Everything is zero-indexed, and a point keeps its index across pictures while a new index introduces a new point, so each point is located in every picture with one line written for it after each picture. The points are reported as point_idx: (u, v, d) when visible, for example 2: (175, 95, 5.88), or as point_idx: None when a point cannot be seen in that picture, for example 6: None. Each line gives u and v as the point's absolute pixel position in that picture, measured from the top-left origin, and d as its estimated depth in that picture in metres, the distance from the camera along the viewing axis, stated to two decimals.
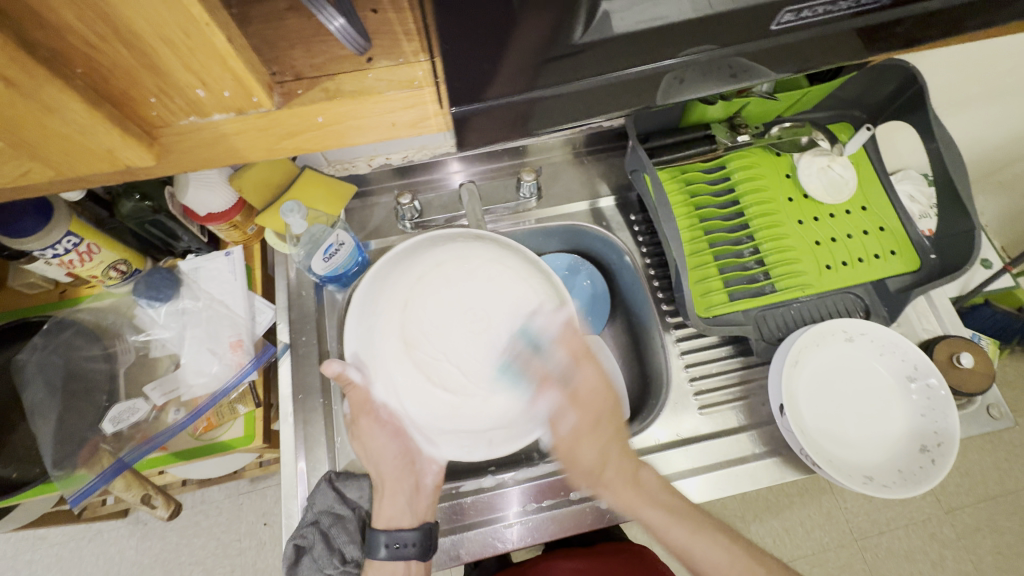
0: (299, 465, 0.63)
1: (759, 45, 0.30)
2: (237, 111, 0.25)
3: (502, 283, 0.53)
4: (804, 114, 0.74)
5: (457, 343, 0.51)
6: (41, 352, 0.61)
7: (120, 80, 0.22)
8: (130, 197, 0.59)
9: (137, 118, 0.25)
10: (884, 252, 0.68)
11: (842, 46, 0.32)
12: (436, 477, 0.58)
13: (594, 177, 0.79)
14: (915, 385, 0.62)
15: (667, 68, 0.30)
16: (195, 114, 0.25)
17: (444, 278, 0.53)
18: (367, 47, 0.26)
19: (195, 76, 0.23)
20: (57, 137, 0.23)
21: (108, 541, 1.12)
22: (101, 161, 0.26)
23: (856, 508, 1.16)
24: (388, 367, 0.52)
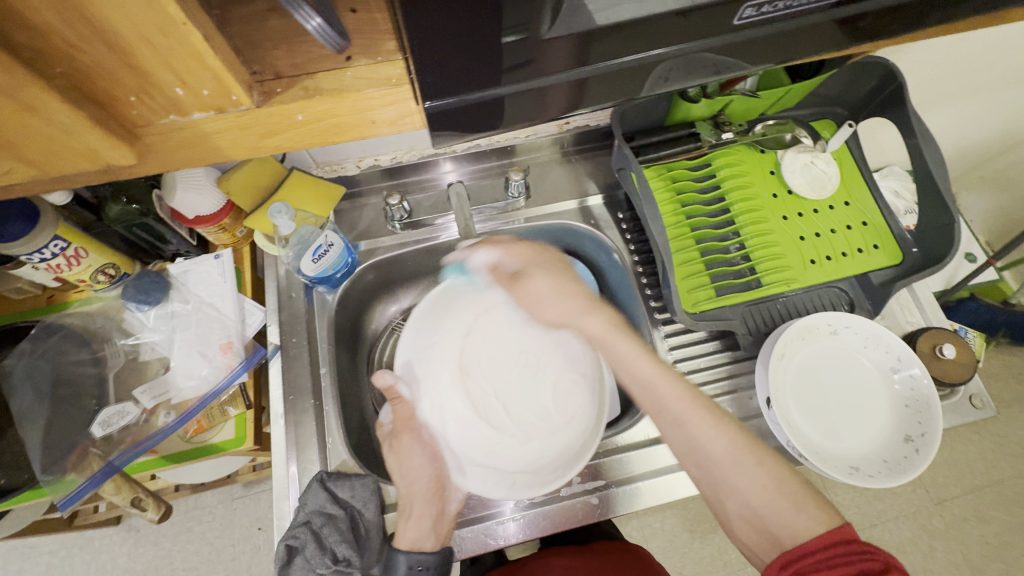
0: (291, 468, 0.63)
1: (729, 40, 0.31)
2: (217, 110, 0.26)
3: (552, 347, 0.67)
4: (787, 112, 0.76)
5: (506, 383, 0.68)
6: (29, 358, 0.59)
7: (100, 80, 0.23)
8: (117, 201, 0.59)
9: (117, 118, 0.25)
10: (868, 246, 0.69)
11: (815, 40, 0.33)
12: (459, 505, 0.61)
13: (581, 176, 0.80)
14: (898, 376, 0.63)
15: (653, 59, 0.30)
16: (176, 113, 0.26)
17: (502, 328, 0.69)
18: (345, 45, 0.26)
19: (175, 75, 0.23)
20: (38, 137, 0.24)
21: (100, 549, 1.11)
22: (83, 160, 0.26)
23: (847, 501, 1.17)
24: (439, 388, 0.66)
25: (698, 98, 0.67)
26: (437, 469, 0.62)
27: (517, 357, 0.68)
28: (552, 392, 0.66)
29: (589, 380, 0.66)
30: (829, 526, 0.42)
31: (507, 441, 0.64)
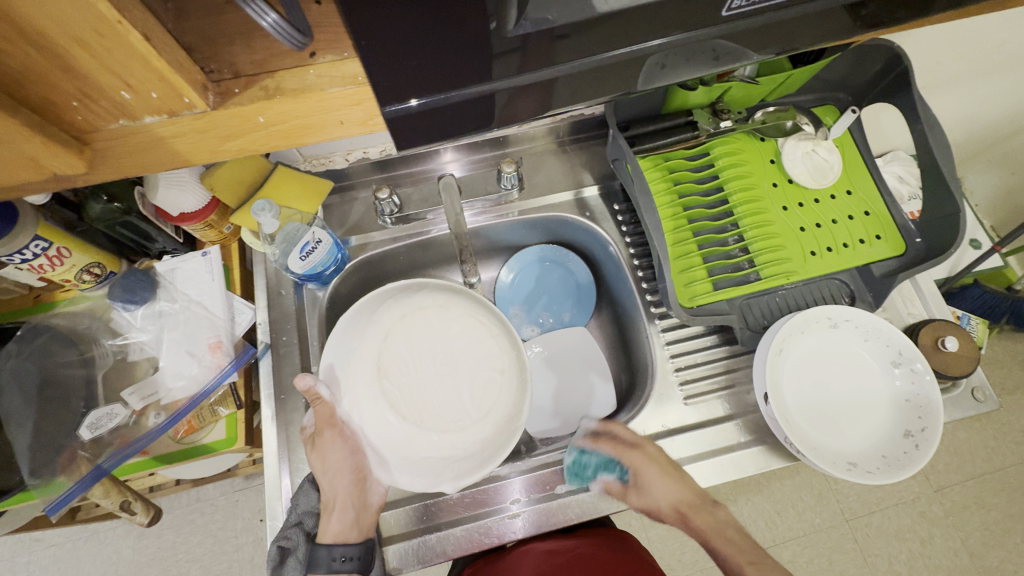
0: (284, 479, 0.62)
1: (722, 30, 0.29)
2: (169, 113, 0.24)
3: (469, 343, 0.62)
4: (788, 97, 0.73)
5: (427, 386, 0.60)
6: (16, 359, 0.60)
7: (31, 84, 0.21)
8: (98, 200, 0.57)
9: (61, 123, 0.24)
10: (869, 236, 0.68)
11: (816, 27, 0.31)
12: (381, 497, 0.58)
13: (576, 167, 0.78)
14: (899, 369, 0.62)
15: (651, 50, 0.29)
16: (125, 117, 0.24)
17: (422, 329, 0.62)
18: (308, 43, 0.25)
19: (118, 77, 0.21)
20: None
21: (104, 541, 1.12)
22: (25, 169, 0.25)
23: (846, 489, 1.17)
24: (358, 389, 0.59)
25: (696, 86, 0.64)
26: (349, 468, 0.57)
27: (437, 350, 0.62)
28: (468, 387, 0.60)
29: (511, 371, 0.60)
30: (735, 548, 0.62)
31: (430, 434, 0.58)
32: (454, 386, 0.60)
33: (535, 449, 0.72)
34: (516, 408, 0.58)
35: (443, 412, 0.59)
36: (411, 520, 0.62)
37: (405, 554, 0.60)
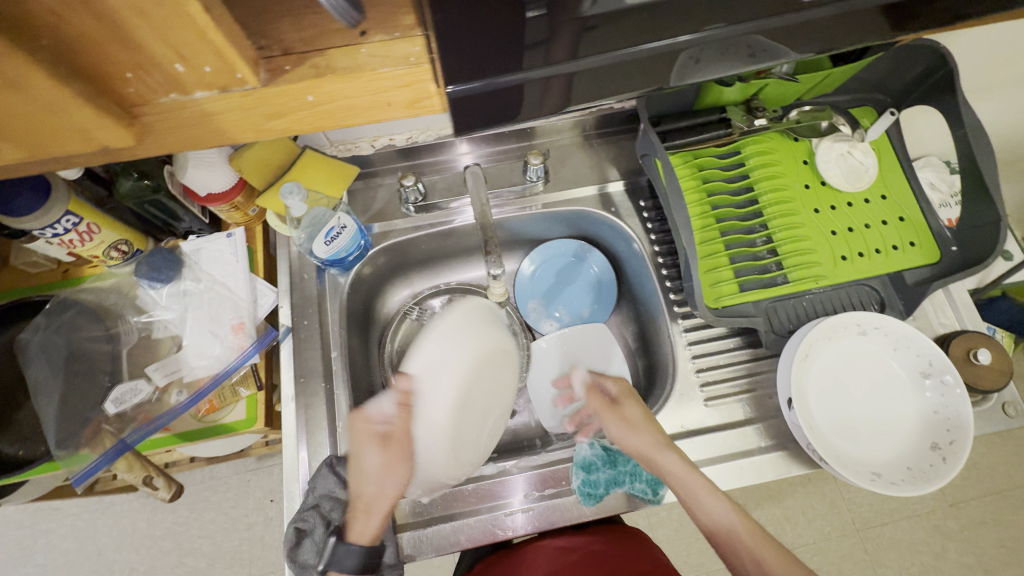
0: (301, 452, 0.62)
1: (778, 21, 0.28)
2: (220, 88, 0.24)
3: (506, 389, 0.64)
4: (825, 97, 0.71)
5: (473, 415, 0.59)
6: (44, 332, 0.61)
7: (87, 54, 0.21)
8: (128, 175, 0.58)
9: (113, 97, 0.23)
10: (904, 243, 0.66)
11: (872, 21, 0.30)
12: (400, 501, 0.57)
13: (603, 161, 0.77)
14: (929, 381, 0.60)
15: (681, 46, 0.28)
16: (176, 92, 0.24)
17: (493, 360, 0.60)
18: (359, 21, 0.24)
19: (173, 50, 0.21)
20: (19, 116, 0.22)
21: (120, 513, 1.15)
22: (72, 139, 0.24)
23: (858, 499, 1.15)
24: (432, 404, 0.54)
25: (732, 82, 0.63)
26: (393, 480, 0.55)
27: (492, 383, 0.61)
28: (490, 426, 0.62)
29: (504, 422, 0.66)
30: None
31: (456, 466, 0.58)
32: (483, 421, 0.61)
33: (550, 444, 0.73)
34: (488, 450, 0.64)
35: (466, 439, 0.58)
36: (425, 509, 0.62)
37: (419, 542, 0.60)
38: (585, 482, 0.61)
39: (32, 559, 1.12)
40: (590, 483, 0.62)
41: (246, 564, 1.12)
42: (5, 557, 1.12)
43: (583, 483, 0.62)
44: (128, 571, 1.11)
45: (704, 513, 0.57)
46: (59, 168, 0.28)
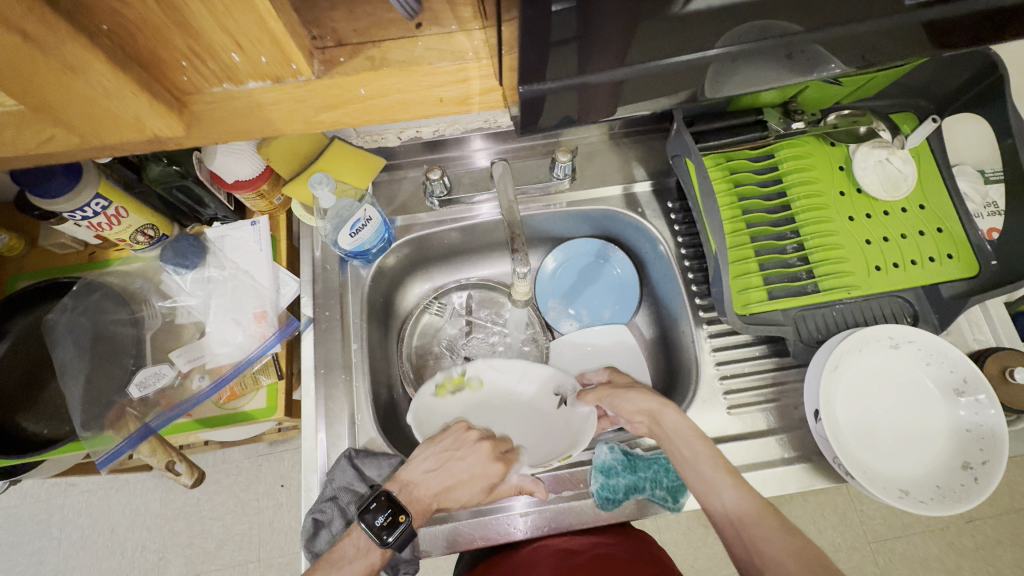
0: (320, 434, 0.63)
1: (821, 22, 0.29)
2: (274, 79, 0.26)
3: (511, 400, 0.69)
4: (865, 102, 0.69)
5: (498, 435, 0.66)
6: (70, 314, 0.61)
7: (147, 40, 0.23)
8: (158, 161, 0.59)
9: (166, 84, 0.26)
10: (940, 255, 0.63)
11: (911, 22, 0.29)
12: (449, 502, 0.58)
13: (630, 160, 0.76)
14: (963, 399, 0.58)
15: (709, 58, 0.29)
16: (228, 81, 0.26)
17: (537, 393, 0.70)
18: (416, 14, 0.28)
19: (230, 38, 0.23)
20: (78, 101, 0.24)
21: (134, 492, 1.16)
22: (128, 127, 0.27)
23: (872, 511, 1.14)
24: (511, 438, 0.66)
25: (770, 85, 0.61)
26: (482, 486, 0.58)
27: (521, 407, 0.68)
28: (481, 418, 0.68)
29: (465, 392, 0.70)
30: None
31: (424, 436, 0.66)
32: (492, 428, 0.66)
33: None
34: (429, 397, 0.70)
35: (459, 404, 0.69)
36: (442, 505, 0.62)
37: (435, 538, 0.60)
38: (602, 487, 0.61)
39: (48, 532, 1.14)
40: (609, 489, 0.61)
41: (255, 547, 1.14)
42: (23, 530, 1.14)
43: (601, 488, 0.61)
44: (141, 549, 1.13)
45: (712, 494, 0.53)
46: (106, 151, 0.29)
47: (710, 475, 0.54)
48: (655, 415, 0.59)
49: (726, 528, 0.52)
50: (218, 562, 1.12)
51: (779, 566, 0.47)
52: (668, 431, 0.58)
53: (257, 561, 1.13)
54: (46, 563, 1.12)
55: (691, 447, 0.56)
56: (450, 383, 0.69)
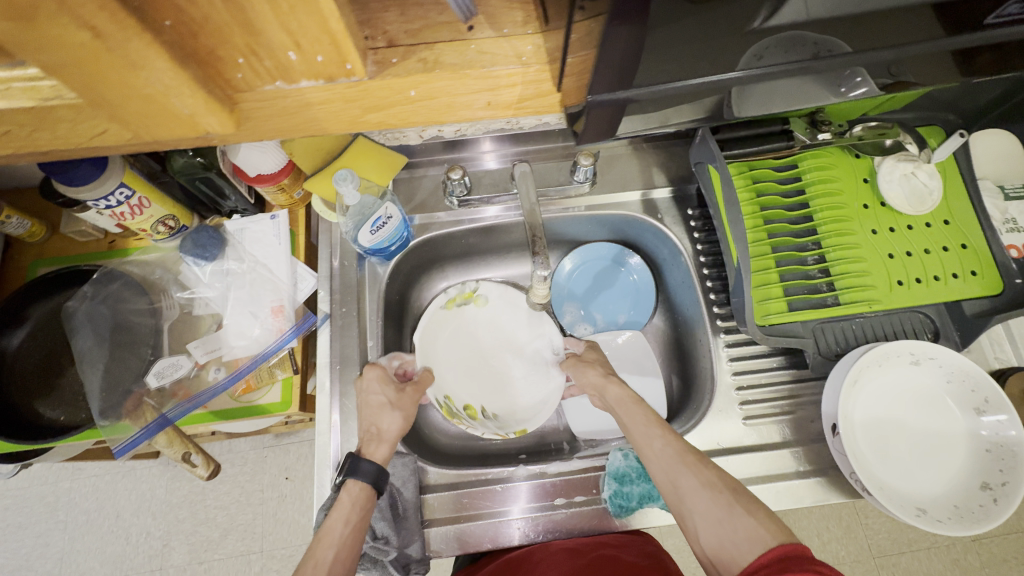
0: (333, 417, 0.63)
1: (846, 25, 0.31)
2: (326, 78, 0.28)
3: (497, 346, 0.70)
4: (892, 114, 0.68)
5: (473, 377, 0.68)
6: (91, 302, 0.62)
7: (208, 39, 0.24)
8: (182, 152, 0.58)
9: (221, 80, 0.27)
10: (964, 271, 0.62)
11: (938, 24, 0.32)
12: (398, 428, 0.58)
13: (650, 166, 0.75)
14: (984, 420, 0.57)
15: (729, 80, 0.33)
16: (282, 79, 0.28)
17: (515, 353, 0.69)
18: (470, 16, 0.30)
19: (291, 37, 0.25)
20: (136, 96, 0.25)
21: (140, 478, 1.17)
22: (183, 123, 0.28)
23: (876, 525, 1.13)
24: (485, 380, 0.68)
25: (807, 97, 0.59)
26: (404, 414, 0.59)
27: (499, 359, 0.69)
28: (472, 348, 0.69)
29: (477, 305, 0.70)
30: (784, 541, 0.42)
31: (429, 341, 0.67)
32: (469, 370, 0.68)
33: (578, 450, 0.71)
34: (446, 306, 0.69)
35: (464, 317, 0.70)
36: (452, 505, 0.62)
37: (446, 538, 0.60)
38: (611, 494, 0.61)
39: (55, 515, 1.15)
40: (621, 496, 0.61)
41: (259, 537, 1.14)
42: (29, 512, 1.15)
43: (612, 496, 0.60)
44: (145, 535, 1.14)
45: (650, 459, 0.54)
46: (153, 140, 0.30)
47: (648, 440, 0.55)
48: (600, 389, 0.62)
49: (668, 495, 0.51)
50: (221, 551, 1.13)
51: (711, 532, 0.46)
52: (611, 402, 0.61)
53: (260, 552, 1.13)
54: (52, 545, 1.13)
55: (629, 413, 0.58)
56: (459, 299, 0.69)
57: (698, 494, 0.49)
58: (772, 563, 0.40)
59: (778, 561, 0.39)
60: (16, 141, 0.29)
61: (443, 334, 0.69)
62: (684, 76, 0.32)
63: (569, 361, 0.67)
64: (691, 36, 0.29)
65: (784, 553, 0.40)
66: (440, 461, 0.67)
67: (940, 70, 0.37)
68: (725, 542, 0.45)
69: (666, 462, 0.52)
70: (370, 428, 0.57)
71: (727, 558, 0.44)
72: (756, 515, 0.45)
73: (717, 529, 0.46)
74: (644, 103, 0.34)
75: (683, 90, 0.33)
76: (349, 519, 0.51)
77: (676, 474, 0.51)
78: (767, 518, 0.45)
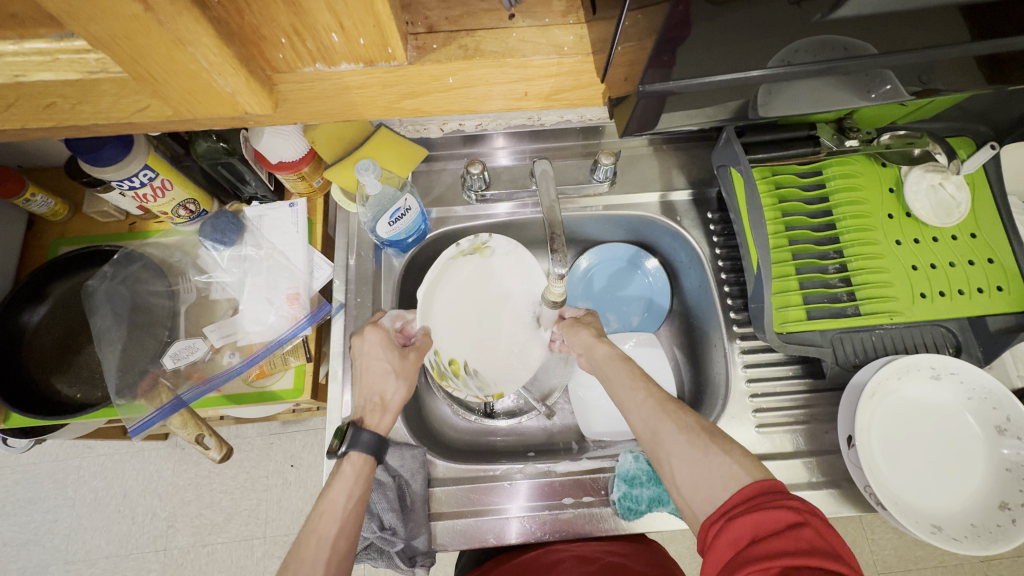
0: (345, 398, 0.63)
1: (887, 32, 0.30)
2: (366, 62, 0.29)
3: (495, 305, 0.65)
4: (921, 124, 0.66)
5: (466, 334, 0.64)
6: (110, 282, 0.63)
7: (254, 16, 0.25)
8: (206, 137, 0.59)
9: (263, 61, 0.28)
10: (990, 286, 0.61)
11: (982, 30, 0.31)
12: (401, 398, 0.59)
13: (670, 168, 0.74)
14: (1005, 439, 0.56)
15: (752, 78, 0.33)
16: (322, 62, 0.28)
17: (510, 317, 0.66)
18: (513, 7, 0.31)
19: (335, 18, 0.25)
20: (179, 73, 0.26)
21: (148, 459, 1.18)
22: (222, 102, 0.29)
23: (883, 541, 1.11)
24: (477, 338, 0.64)
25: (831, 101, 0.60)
26: (408, 382, 0.59)
27: (494, 317, 0.65)
28: (470, 303, 0.64)
29: (483, 257, 0.66)
30: (757, 477, 0.42)
31: (430, 292, 0.63)
32: (464, 326, 0.64)
33: (586, 451, 0.71)
34: (452, 256, 0.65)
35: (466, 267, 0.66)
36: (459, 500, 0.62)
37: (452, 532, 0.60)
38: (617, 496, 0.60)
39: (63, 492, 1.16)
40: (630, 500, 0.60)
41: (262, 523, 1.15)
42: (39, 487, 1.17)
43: (620, 498, 0.60)
44: (150, 516, 1.15)
45: (632, 412, 0.54)
46: (189, 117, 0.31)
47: (630, 391, 0.55)
48: (589, 348, 0.61)
49: (647, 444, 0.51)
50: (225, 534, 1.14)
51: (686, 474, 0.46)
52: (600, 362, 0.59)
53: (262, 537, 1.14)
54: (60, 521, 1.15)
55: (616, 370, 0.57)
56: (467, 250, 0.66)
57: (675, 439, 0.49)
58: (747, 500, 0.40)
59: (750, 499, 0.40)
60: (57, 115, 0.29)
61: (444, 286, 0.64)
62: (719, 72, 0.31)
63: (565, 322, 0.66)
64: (730, 36, 0.28)
65: (756, 489, 0.40)
66: (446, 455, 0.67)
67: (971, 76, 0.37)
68: (700, 481, 0.45)
69: (646, 412, 0.52)
70: (374, 397, 0.58)
71: (699, 496, 0.45)
72: (732, 455, 0.45)
73: (693, 470, 0.46)
74: (676, 98, 0.33)
75: (714, 86, 0.33)
76: (353, 492, 0.52)
77: (655, 422, 0.51)
78: (742, 456, 0.44)
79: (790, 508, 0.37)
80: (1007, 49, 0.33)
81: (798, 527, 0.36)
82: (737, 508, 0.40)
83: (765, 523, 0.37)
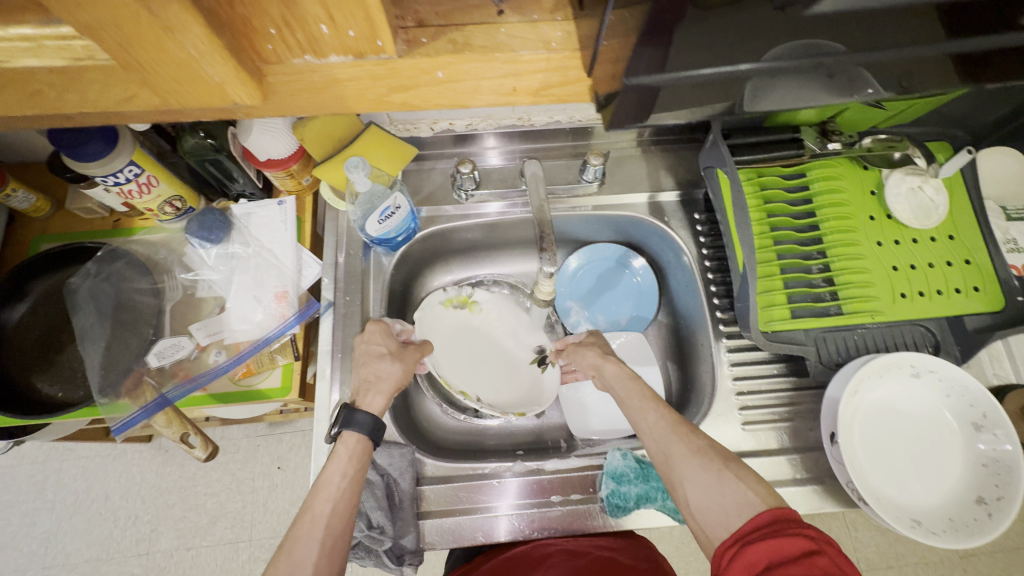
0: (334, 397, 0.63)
1: (869, 32, 0.31)
2: (356, 54, 0.29)
3: (489, 339, 0.72)
4: (901, 128, 0.68)
5: (469, 369, 0.69)
6: (94, 279, 0.62)
7: (244, 8, 0.25)
8: (193, 133, 0.58)
9: (252, 51, 0.28)
10: (966, 287, 0.62)
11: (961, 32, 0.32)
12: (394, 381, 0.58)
13: (658, 169, 0.75)
14: (982, 436, 0.58)
15: (741, 72, 0.33)
16: (311, 53, 0.29)
17: (506, 345, 0.71)
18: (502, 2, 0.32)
19: (326, 11, 0.25)
20: (168, 63, 0.26)
21: (131, 462, 1.16)
22: (212, 93, 0.29)
23: (866, 539, 1.13)
24: (478, 371, 0.70)
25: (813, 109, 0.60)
26: (403, 364, 0.59)
27: (490, 350, 0.71)
28: (467, 344, 0.71)
29: (470, 307, 0.72)
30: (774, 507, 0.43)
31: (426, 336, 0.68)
32: (464, 363, 0.69)
33: (575, 449, 0.71)
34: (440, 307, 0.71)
35: (456, 317, 0.72)
36: (448, 498, 0.61)
37: (441, 530, 0.60)
38: (605, 493, 0.60)
39: (43, 496, 1.14)
40: (618, 499, 0.60)
41: (248, 526, 1.14)
42: (17, 490, 1.14)
43: (608, 496, 0.60)
44: (133, 519, 1.13)
45: (644, 431, 0.54)
46: (176, 108, 0.31)
47: (643, 413, 0.55)
48: (599, 369, 0.62)
49: (659, 465, 0.51)
50: (209, 538, 1.12)
51: (698, 498, 0.47)
52: (611, 382, 0.60)
53: (248, 540, 1.13)
54: (39, 525, 1.12)
55: (627, 390, 0.58)
56: (454, 300, 0.72)
57: (688, 463, 0.49)
58: (761, 528, 0.41)
59: (767, 528, 0.41)
60: (42, 104, 0.29)
61: (437, 335, 0.70)
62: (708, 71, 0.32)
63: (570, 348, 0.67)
64: (717, 35, 0.29)
65: (772, 517, 0.41)
66: (436, 454, 0.67)
67: (950, 79, 0.38)
68: (715, 505, 0.46)
69: (658, 433, 0.52)
70: (366, 377, 0.58)
71: (713, 521, 0.45)
72: (751, 486, 0.45)
73: (708, 497, 0.46)
74: (668, 96, 0.34)
75: (702, 84, 0.33)
76: (347, 471, 0.51)
77: (669, 442, 0.51)
78: (757, 483, 0.45)
79: (806, 537, 0.38)
80: (981, 52, 0.34)
81: (814, 556, 0.37)
82: (751, 535, 0.41)
83: (780, 551, 0.38)
